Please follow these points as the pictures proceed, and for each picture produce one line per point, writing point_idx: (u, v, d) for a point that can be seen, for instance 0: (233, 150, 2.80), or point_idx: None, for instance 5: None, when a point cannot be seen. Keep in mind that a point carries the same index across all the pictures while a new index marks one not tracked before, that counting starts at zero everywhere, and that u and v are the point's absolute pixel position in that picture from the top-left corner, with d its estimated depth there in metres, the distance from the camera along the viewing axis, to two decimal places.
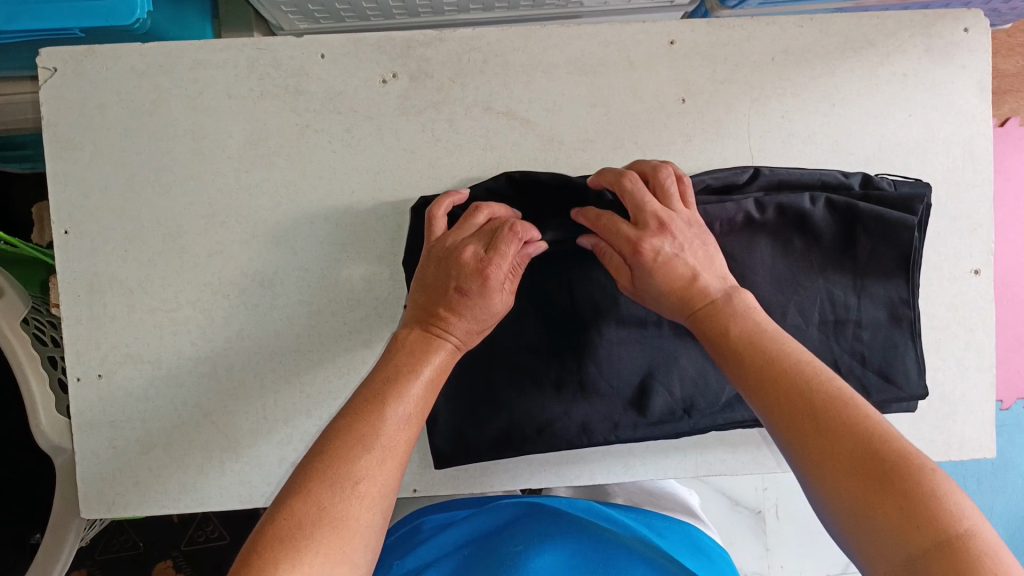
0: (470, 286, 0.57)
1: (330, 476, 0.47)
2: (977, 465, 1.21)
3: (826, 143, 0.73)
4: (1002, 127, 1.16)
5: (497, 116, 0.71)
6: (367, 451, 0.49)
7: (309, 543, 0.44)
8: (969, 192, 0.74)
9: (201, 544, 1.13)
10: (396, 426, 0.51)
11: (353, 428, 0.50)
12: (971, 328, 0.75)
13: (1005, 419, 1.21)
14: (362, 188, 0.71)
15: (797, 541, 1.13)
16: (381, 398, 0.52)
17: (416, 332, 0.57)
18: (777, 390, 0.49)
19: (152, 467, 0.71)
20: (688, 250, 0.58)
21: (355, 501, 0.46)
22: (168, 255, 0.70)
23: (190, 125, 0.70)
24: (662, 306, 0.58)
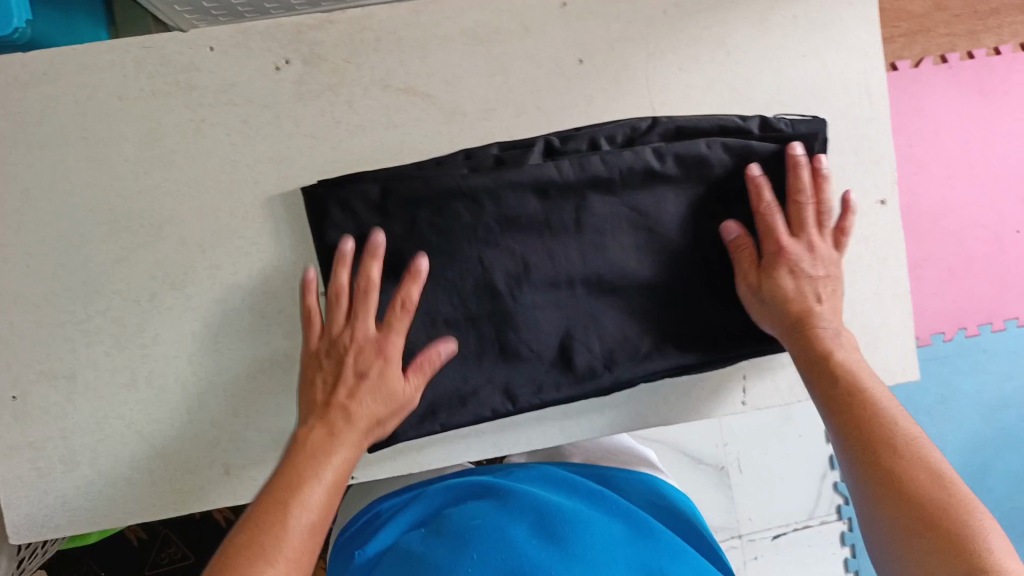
0: (370, 368, 0.66)
1: (278, 500, 0.60)
2: (922, 394, 1.28)
3: (725, 90, 0.74)
4: (916, 68, 1.23)
5: (397, 93, 0.70)
6: (302, 483, 0.61)
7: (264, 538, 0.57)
8: (869, 126, 0.76)
9: (165, 567, 1.16)
10: (303, 514, 0.59)
11: (293, 459, 0.63)
12: (884, 259, 0.77)
13: (946, 348, 1.28)
14: (266, 178, 0.70)
15: (762, 490, 1.18)
16: (307, 453, 0.63)
17: (320, 429, 0.65)
18: (864, 432, 0.59)
19: (78, 485, 0.69)
20: (821, 284, 0.70)
21: (281, 535, 0.57)
22: (73, 266, 0.68)
23: (81, 131, 0.68)
24: (772, 317, 0.69)
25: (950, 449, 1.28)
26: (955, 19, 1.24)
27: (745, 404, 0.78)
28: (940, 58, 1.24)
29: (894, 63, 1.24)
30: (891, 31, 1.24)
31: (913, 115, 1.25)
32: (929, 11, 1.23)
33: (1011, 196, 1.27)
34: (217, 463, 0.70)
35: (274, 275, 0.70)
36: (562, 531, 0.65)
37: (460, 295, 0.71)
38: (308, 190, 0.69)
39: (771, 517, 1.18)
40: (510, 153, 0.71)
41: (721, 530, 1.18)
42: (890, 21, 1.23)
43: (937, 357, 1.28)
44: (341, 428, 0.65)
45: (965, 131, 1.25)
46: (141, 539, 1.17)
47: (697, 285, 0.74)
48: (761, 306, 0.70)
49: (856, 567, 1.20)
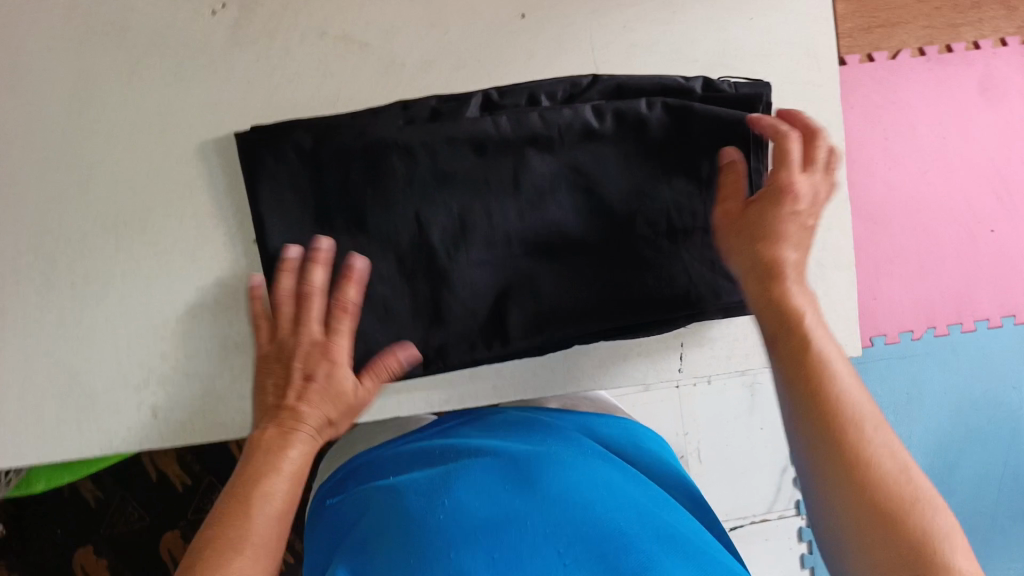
0: (317, 369, 0.63)
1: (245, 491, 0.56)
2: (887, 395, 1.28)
3: (670, 51, 0.73)
4: (893, 60, 1.19)
5: (335, 41, 0.70)
6: (272, 464, 0.58)
7: (238, 526, 0.53)
8: (815, 94, 0.75)
9: (120, 529, 1.19)
10: (276, 499, 0.56)
11: (262, 440, 0.60)
12: (826, 229, 0.77)
13: (917, 346, 1.27)
14: (201, 123, 0.69)
15: (719, 480, 1.20)
16: (271, 442, 0.60)
17: (273, 429, 0.61)
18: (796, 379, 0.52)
19: (6, 422, 0.70)
20: (800, 218, 0.61)
21: (258, 518, 0.54)
22: (4, 203, 0.68)
23: (16, 68, 0.68)
24: (744, 257, 0.61)
25: (916, 447, 1.29)
26: (937, 11, 1.17)
27: (681, 371, 0.78)
28: (917, 51, 1.20)
29: (871, 54, 1.19)
30: (867, 21, 1.17)
31: (890, 107, 1.21)
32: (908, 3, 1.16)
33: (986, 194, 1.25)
34: (146, 405, 0.71)
35: (206, 221, 0.70)
36: (539, 473, 0.63)
37: (395, 248, 0.70)
38: (241, 137, 0.68)
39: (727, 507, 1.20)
40: (447, 104, 0.70)
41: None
42: (868, 10, 1.15)
43: (906, 355, 1.27)
44: (293, 426, 0.61)
45: (939, 126, 1.22)
46: (98, 502, 1.19)
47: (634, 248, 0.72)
48: (737, 254, 0.62)
49: (812, 563, 1.23)
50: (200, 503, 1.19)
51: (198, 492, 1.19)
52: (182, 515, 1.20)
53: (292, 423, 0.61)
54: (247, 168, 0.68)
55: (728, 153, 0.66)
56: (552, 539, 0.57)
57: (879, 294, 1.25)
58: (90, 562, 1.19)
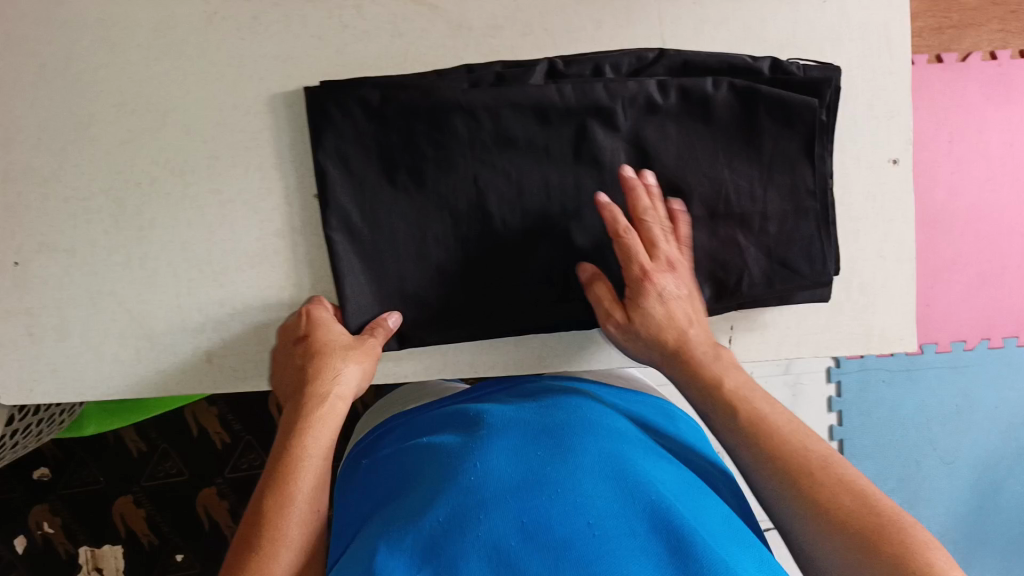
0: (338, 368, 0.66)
1: (281, 485, 0.59)
2: (942, 404, 1.26)
3: (739, 29, 0.72)
4: (964, 61, 1.14)
5: (405, 3, 0.71)
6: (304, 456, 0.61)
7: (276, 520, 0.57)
8: (886, 81, 0.73)
9: (161, 480, 1.22)
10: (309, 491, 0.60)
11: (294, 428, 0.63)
12: (890, 220, 0.75)
13: (971, 358, 1.24)
14: (272, 77, 0.71)
15: None
16: (304, 434, 0.62)
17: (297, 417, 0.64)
18: (804, 471, 0.55)
19: (69, 356, 0.72)
20: (682, 300, 0.68)
21: (292, 513, 0.58)
22: (81, 144, 0.71)
23: (100, 13, 0.70)
24: (657, 346, 0.68)
25: (962, 462, 1.27)
26: (1011, 15, 1.13)
27: None
28: (988, 53, 1.15)
29: (940, 55, 1.14)
30: (939, 21, 1.12)
31: (957, 111, 1.17)
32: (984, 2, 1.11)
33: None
34: (200, 349, 0.73)
35: (268, 173, 0.72)
36: (573, 442, 0.61)
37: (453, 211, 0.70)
38: (309, 93, 0.69)
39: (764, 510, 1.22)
40: (511, 70, 0.70)
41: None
42: (941, 9, 1.11)
43: (958, 367, 1.24)
44: (318, 419, 0.63)
45: (1008, 133, 1.18)
46: (141, 452, 1.22)
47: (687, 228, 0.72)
48: (634, 339, 0.68)
49: None
50: (238, 462, 1.22)
51: (237, 452, 1.23)
52: (220, 472, 1.23)
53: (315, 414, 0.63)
54: (315, 123, 0.69)
55: (604, 199, 0.66)
56: (585, 507, 0.55)
57: (933, 301, 1.22)
58: (129, 512, 1.23)
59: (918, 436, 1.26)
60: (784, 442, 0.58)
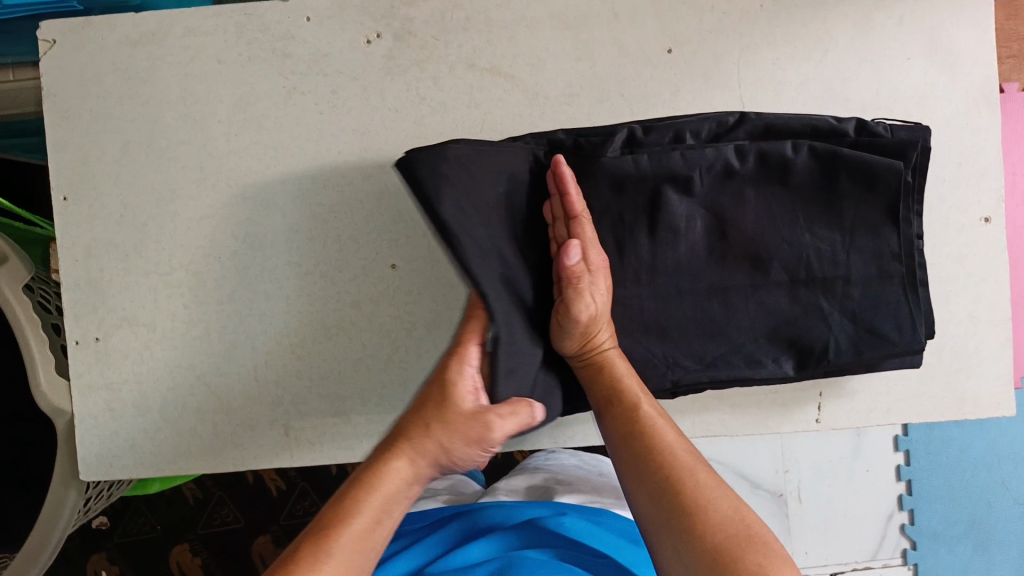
0: (468, 429, 0.61)
1: (330, 516, 0.56)
2: (1011, 445, 1.21)
3: (821, 91, 0.71)
4: None
5: (482, 73, 0.71)
6: (365, 492, 0.57)
7: (316, 549, 0.53)
8: (976, 139, 0.71)
9: (216, 528, 1.21)
10: (360, 530, 0.56)
11: (370, 464, 0.60)
12: (982, 281, 0.72)
13: None
14: (350, 149, 0.71)
15: (824, 531, 1.17)
16: (372, 471, 0.59)
17: (395, 458, 0.60)
18: (681, 495, 0.55)
19: (148, 430, 0.72)
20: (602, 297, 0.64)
21: (336, 546, 0.54)
22: (161, 218, 0.72)
23: (181, 90, 0.71)
24: (572, 342, 0.64)
25: None
26: None
27: (818, 422, 0.74)
28: None
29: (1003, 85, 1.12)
30: None
31: None
32: None
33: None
34: (276, 423, 0.72)
35: (345, 245, 0.71)
36: None
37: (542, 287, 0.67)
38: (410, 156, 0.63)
39: (828, 554, 1.17)
40: (589, 138, 0.69)
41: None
42: None
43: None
44: (413, 461, 0.60)
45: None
46: (198, 499, 1.22)
47: (766, 294, 0.69)
48: (559, 331, 0.64)
49: None
50: (293, 510, 1.21)
51: (293, 497, 1.21)
52: (275, 519, 1.21)
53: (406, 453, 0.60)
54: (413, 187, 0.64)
55: (563, 171, 0.64)
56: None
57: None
58: (186, 562, 1.22)
59: (989, 480, 1.21)
60: (659, 441, 0.60)
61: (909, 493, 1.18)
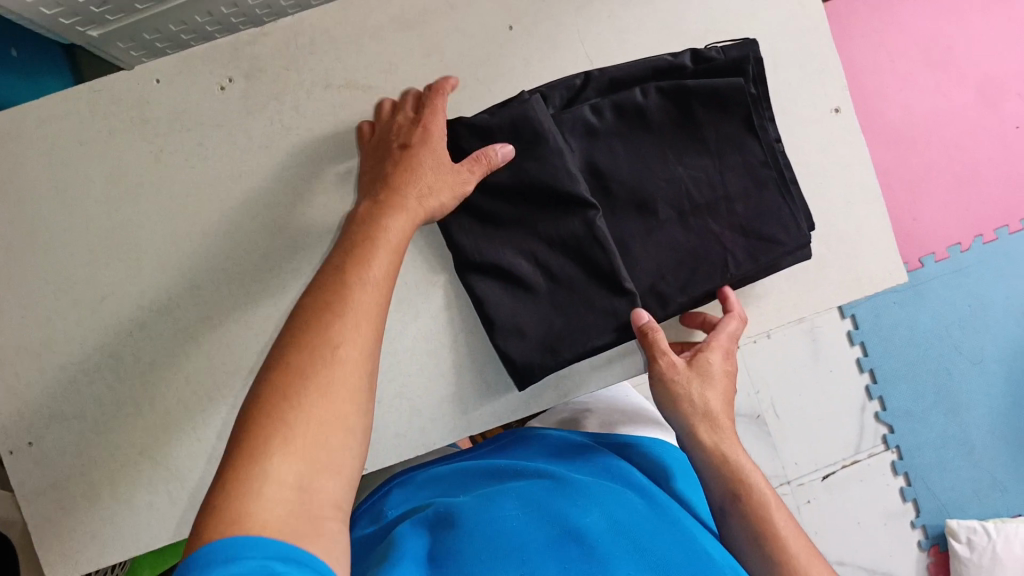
0: (422, 184, 0.65)
1: (327, 287, 0.55)
2: (954, 309, 1.26)
3: (659, 28, 0.75)
4: None
5: (339, 90, 0.73)
6: (368, 257, 0.58)
7: (329, 318, 0.53)
8: (806, 38, 0.76)
9: None
10: (367, 295, 0.55)
11: (358, 245, 0.59)
12: (848, 166, 0.77)
13: (968, 259, 1.26)
14: (232, 193, 0.73)
15: (808, 439, 1.22)
16: (362, 243, 0.59)
17: (366, 212, 0.64)
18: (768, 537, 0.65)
19: (104, 516, 0.71)
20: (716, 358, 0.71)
21: (339, 323, 0.53)
22: (64, 308, 0.72)
23: (51, 180, 0.72)
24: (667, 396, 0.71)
25: (990, 359, 1.27)
26: None
27: None
28: None
29: None
30: None
31: (885, 30, 1.25)
32: None
33: (1006, 99, 1.28)
34: None
35: (251, 288, 0.72)
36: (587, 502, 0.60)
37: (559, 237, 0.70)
38: (529, 99, 0.70)
39: (816, 459, 1.22)
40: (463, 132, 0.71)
41: (771, 479, 1.20)
42: None
43: (961, 269, 1.26)
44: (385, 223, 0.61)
45: (944, 40, 1.26)
46: None
47: (661, 232, 0.72)
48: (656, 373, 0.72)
49: (913, 495, 1.23)
50: None
51: None
52: None
53: (375, 223, 0.61)
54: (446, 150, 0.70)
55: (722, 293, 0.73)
56: (591, 543, 0.54)
57: (919, 215, 1.26)
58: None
59: (941, 350, 1.25)
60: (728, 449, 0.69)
61: (875, 381, 1.24)
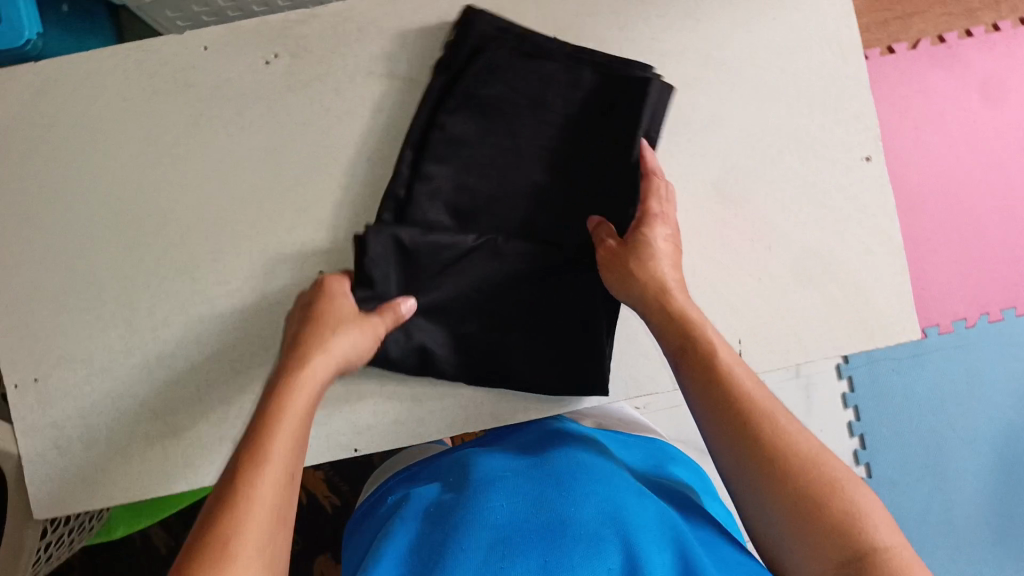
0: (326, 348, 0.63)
1: (234, 457, 0.54)
2: (954, 381, 1.25)
3: (699, 56, 0.76)
4: (914, 50, 1.25)
5: (381, 79, 0.75)
6: (274, 426, 0.57)
7: (237, 487, 0.51)
8: (844, 84, 0.77)
9: None
10: (278, 466, 0.54)
11: (263, 418, 0.58)
12: (872, 213, 0.77)
13: (972, 335, 1.25)
14: (263, 166, 0.74)
15: None
16: (265, 416, 0.58)
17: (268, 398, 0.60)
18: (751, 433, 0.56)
19: (98, 462, 0.73)
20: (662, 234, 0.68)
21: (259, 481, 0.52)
22: (86, 257, 0.74)
23: (91, 132, 0.74)
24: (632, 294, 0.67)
25: (980, 436, 1.24)
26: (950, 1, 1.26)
27: None
28: (936, 39, 1.25)
29: (890, 47, 1.26)
30: (884, 16, 1.26)
31: (914, 95, 1.25)
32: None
33: None
34: (226, 438, 0.73)
35: (271, 259, 0.74)
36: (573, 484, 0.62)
37: (488, 281, 0.71)
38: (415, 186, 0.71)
39: None
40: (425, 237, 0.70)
41: None
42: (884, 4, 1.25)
43: (962, 344, 1.25)
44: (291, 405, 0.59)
45: (971, 110, 1.25)
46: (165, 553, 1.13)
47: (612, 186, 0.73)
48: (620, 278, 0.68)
49: None
50: None
51: None
52: None
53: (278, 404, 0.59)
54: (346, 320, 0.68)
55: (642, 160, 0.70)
56: (566, 526, 0.57)
57: (926, 279, 1.25)
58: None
59: (940, 419, 1.24)
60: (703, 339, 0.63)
61: (863, 449, 1.23)
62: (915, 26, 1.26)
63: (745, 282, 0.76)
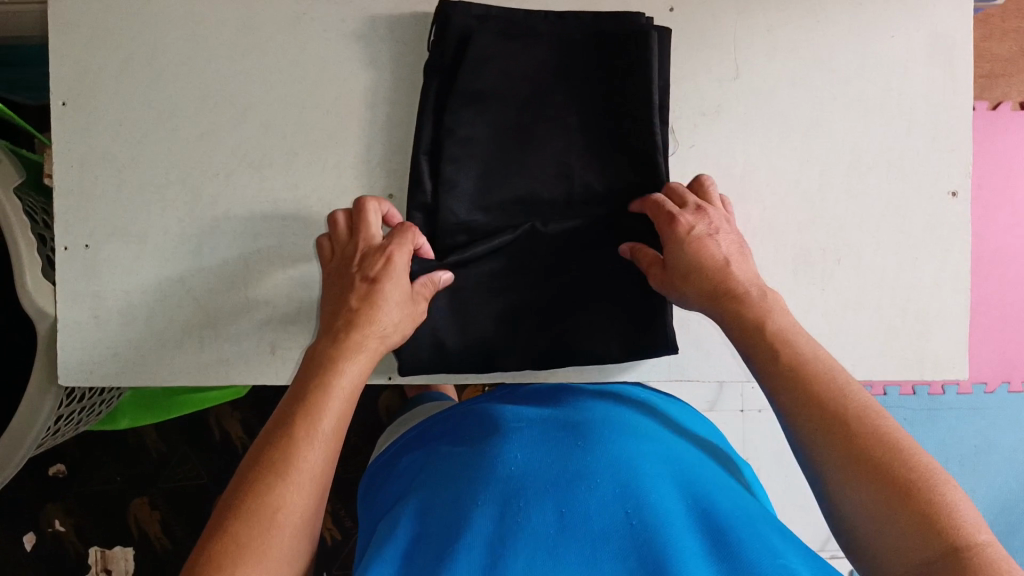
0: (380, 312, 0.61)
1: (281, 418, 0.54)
2: (964, 443, 1.24)
3: (811, 58, 0.75)
4: (994, 110, 1.19)
5: None
6: (325, 394, 0.55)
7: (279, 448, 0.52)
8: (948, 115, 0.76)
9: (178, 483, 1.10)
10: (330, 426, 0.54)
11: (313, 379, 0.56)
12: (948, 248, 0.76)
13: (989, 401, 1.24)
14: (355, 79, 0.73)
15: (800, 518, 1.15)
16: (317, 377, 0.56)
17: (327, 339, 0.59)
18: (833, 426, 0.52)
19: (133, 339, 0.72)
20: (721, 238, 0.65)
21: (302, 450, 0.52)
22: (161, 133, 0.72)
23: (189, 8, 0.72)
24: (691, 290, 0.64)
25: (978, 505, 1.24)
26: None
27: None
28: (1018, 104, 1.19)
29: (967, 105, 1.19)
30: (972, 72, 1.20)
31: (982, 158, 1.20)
32: (1015, 57, 1.19)
33: None
34: (263, 341, 0.73)
35: (344, 174, 0.73)
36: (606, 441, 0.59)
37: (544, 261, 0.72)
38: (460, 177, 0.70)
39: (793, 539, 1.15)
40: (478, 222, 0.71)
41: None
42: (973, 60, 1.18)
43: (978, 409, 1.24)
44: (351, 349, 0.58)
45: None
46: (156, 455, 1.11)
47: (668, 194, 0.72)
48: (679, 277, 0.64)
49: None
50: None
51: None
52: None
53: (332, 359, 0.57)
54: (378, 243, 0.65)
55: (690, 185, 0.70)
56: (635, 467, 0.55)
57: None
58: (144, 515, 1.10)
59: None
60: (777, 322, 0.60)
61: None
62: (1002, 87, 1.20)
63: (810, 291, 0.75)
